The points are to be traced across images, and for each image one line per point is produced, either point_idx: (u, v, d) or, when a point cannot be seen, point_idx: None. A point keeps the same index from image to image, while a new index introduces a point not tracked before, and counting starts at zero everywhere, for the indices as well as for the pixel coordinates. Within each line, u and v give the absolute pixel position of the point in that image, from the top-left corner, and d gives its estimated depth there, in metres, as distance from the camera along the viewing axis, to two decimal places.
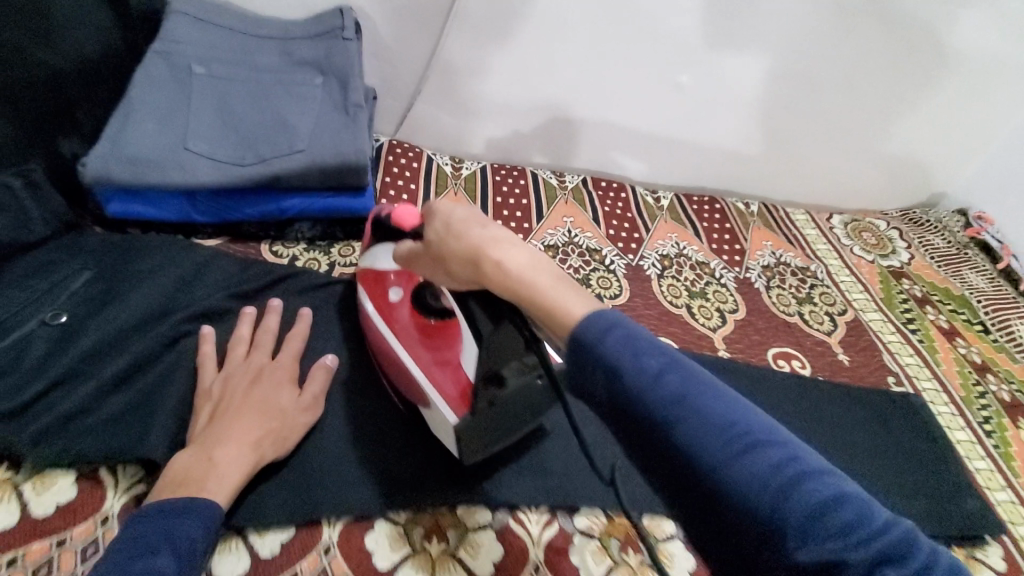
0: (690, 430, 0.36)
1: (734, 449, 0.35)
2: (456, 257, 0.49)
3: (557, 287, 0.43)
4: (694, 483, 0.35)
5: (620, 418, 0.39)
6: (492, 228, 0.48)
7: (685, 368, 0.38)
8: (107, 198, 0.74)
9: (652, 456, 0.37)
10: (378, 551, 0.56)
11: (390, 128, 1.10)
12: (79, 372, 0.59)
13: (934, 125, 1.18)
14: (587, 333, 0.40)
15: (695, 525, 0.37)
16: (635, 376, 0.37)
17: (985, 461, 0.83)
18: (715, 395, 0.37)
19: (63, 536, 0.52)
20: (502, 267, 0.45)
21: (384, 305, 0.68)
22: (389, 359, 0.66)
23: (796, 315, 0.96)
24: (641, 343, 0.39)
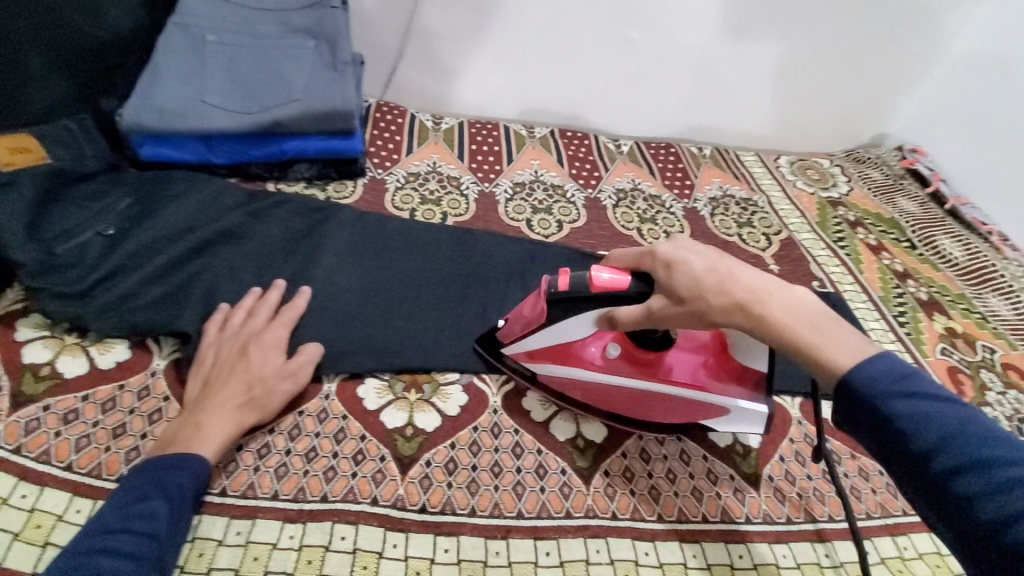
0: (975, 483, 0.42)
1: (1022, 509, 0.39)
2: (720, 310, 0.54)
3: (821, 335, 0.50)
4: (981, 524, 0.41)
5: (904, 465, 0.46)
6: (747, 275, 0.54)
7: (971, 433, 0.43)
8: (140, 142, 0.89)
9: (937, 502, 0.44)
10: (367, 397, 0.71)
11: (377, 91, 1.24)
12: (126, 268, 0.75)
13: (869, 70, 1.29)
14: (873, 390, 0.46)
15: (979, 561, 0.42)
16: (915, 427, 0.44)
17: (896, 344, 0.96)
18: (996, 451, 0.42)
19: (123, 383, 0.68)
20: (773, 321, 0.52)
21: (598, 365, 0.68)
22: (644, 400, 0.69)
23: (735, 236, 1.10)
24: (927, 406, 0.45)
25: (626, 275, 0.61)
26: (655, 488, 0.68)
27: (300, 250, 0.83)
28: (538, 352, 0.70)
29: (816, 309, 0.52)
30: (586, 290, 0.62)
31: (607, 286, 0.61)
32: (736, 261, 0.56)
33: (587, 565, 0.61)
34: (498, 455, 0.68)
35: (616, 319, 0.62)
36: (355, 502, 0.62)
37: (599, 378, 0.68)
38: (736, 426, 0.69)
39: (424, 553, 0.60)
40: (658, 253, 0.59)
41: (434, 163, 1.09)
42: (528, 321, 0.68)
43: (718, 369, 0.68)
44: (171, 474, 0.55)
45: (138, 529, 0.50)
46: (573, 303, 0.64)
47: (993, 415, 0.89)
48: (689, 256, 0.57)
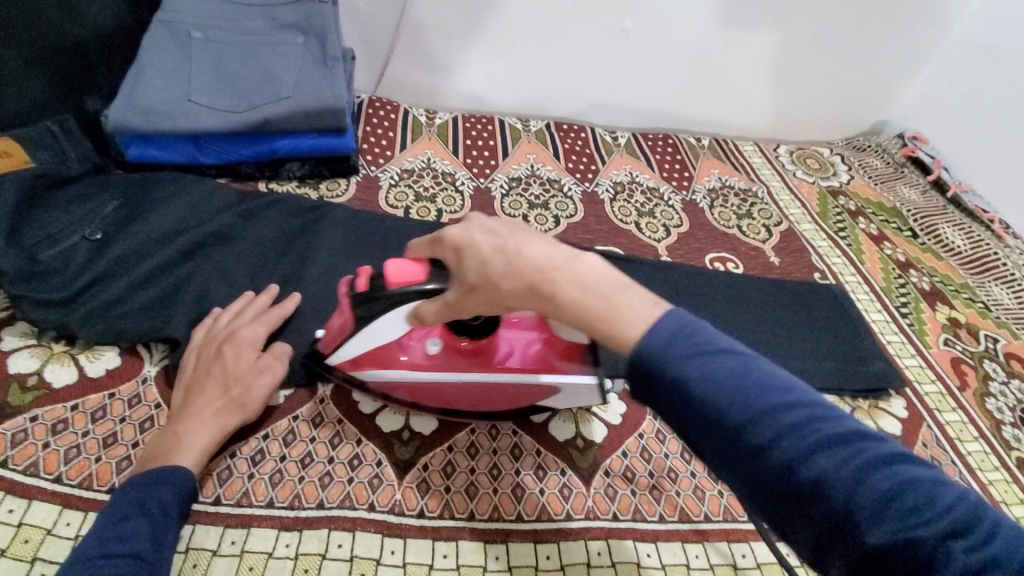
0: (763, 434, 0.35)
1: (806, 449, 0.34)
2: (511, 294, 0.45)
3: (610, 298, 0.42)
4: (771, 478, 0.35)
5: (693, 429, 0.38)
6: (534, 250, 0.45)
7: (754, 377, 0.38)
8: (127, 144, 0.88)
9: (730, 463, 0.37)
10: (363, 400, 0.70)
11: (370, 87, 1.22)
12: (114, 273, 0.74)
13: (868, 58, 1.28)
14: (657, 352, 0.39)
15: (775, 515, 0.36)
16: (700, 386, 0.37)
17: (898, 336, 0.95)
18: (778, 395, 0.37)
19: (113, 391, 0.67)
20: (560, 298, 0.43)
21: (423, 363, 0.63)
22: (481, 390, 0.64)
23: (734, 228, 1.08)
24: (712, 361, 0.38)
25: (418, 265, 0.55)
26: (657, 488, 0.67)
27: (292, 251, 0.82)
28: (358, 359, 0.64)
29: (602, 271, 0.44)
30: (383, 284, 0.57)
31: (401, 280, 0.55)
32: (527, 233, 0.46)
33: (588, 568, 0.60)
34: (497, 457, 0.67)
35: (417, 315, 0.55)
36: (352, 509, 0.61)
37: (423, 376, 0.63)
38: (580, 400, 0.66)
39: (422, 559, 0.59)
40: (446, 238, 0.51)
41: (428, 159, 1.08)
42: (340, 329, 0.64)
43: (549, 348, 0.63)
44: (153, 491, 0.54)
45: (119, 551, 0.48)
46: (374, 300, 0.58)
47: (998, 406, 0.88)
48: (477, 236, 0.48)
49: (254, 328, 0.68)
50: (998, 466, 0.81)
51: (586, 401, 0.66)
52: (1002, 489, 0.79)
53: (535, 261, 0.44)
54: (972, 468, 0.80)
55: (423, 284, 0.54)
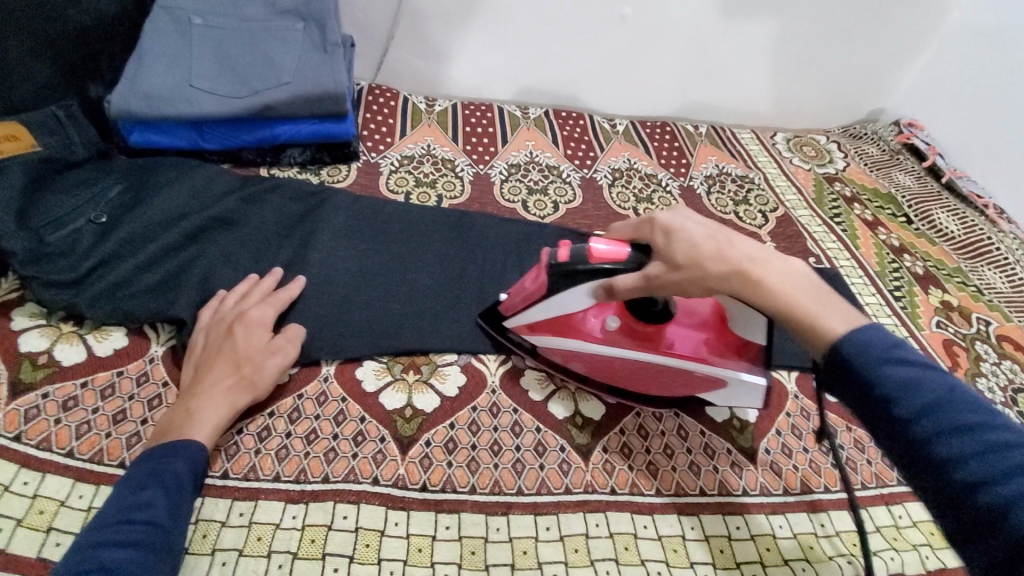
0: (957, 446, 0.40)
1: (1000, 469, 0.38)
2: (718, 277, 0.53)
3: (815, 302, 0.50)
4: (961, 492, 0.39)
5: (883, 431, 0.44)
6: (746, 245, 0.54)
7: (956, 398, 0.42)
8: (131, 129, 0.89)
9: (915, 469, 0.42)
10: (366, 378, 0.71)
11: (369, 74, 1.22)
12: (120, 255, 0.75)
13: (866, 45, 1.28)
14: (862, 357, 0.45)
15: (954, 529, 0.41)
16: (901, 393, 0.43)
17: (891, 318, 0.97)
18: (980, 419, 0.41)
19: (121, 369, 0.68)
20: (766, 286, 0.51)
21: (596, 337, 0.68)
22: (641, 372, 0.68)
23: (731, 214, 1.09)
24: (920, 374, 0.43)
25: (622, 245, 0.60)
26: (654, 463, 0.69)
27: (295, 235, 0.83)
28: (538, 322, 0.69)
29: (806, 280, 0.52)
30: (582, 259, 0.62)
31: (605, 256, 0.60)
32: (735, 233, 0.55)
33: (586, 539, 0.62)
34: (498, 434, 0.68)
35: (611, 289, 0.60)
36: (357, 482, 0.62)
37: (598, 349, 0.67)
38: (736, 401, 0.68)
39: (426, 530, 0.60)
40: (658, 221, 0.59)
41: (428, 146, 1.09)
42: (529, 293, 0.68)
43: (717, 344, 0.66)
44: (167, 463, 0.56)
45: (136, 518, 0.51)
46: (573, 273, 0.63)
47: (988, 386, 0.90)
48: (690, 224, 0.57)
49: (261, 308, 0.70)
50: None
51: (737, 402, 0.68)
52: None
53: (744, 253, 0.54)
54: None
55: (626, 261, 0.60)
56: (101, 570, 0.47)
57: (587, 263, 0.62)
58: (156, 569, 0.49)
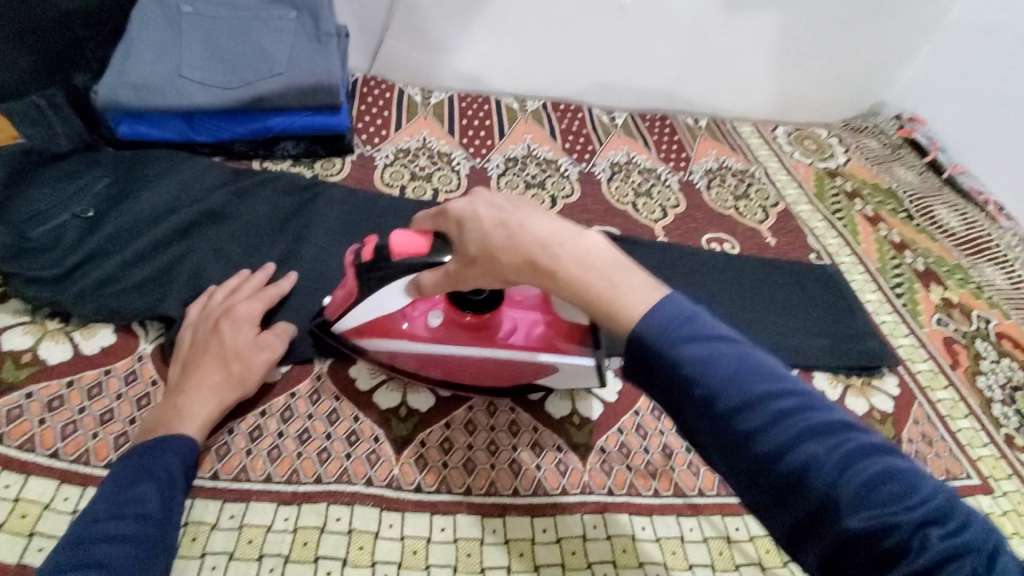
0: (755, 421, 0.37)
1: (793, 438, 0.36)
2: (511, 267, 0.47)
3: (607, 282, 0.43)
4: (762, 467, 0.37)
5: (683, 414, 0.40)
6: (533, 225, 0.46)
7: (751, 366, 0.39)
8: (118, 121, 0.86)
9: (717, 447, 0.39)
10: (360, 377, 0.70)
11: (364, 65, 1.20)
12: (106, 250, 0.73)
13: (868, 37, 1.26)
14: (657, 335, 0.40)
15: (755, 499, 0.39)
16: (698, 372, 0.38)
17: (891, 315, 0.96)
18: (774, 386, 0.38)
19: (108, 367, 0.66)
20: (560, 273, 0.44)
21: (422, 335, 0.64)
22: (478, 364, 0.65)
23: (731, 209, 1.08)
24: (708, 347, 0.39)
25: (420, 236, 0.55)
26: (652, 463, 0.68)
27: (286, 229, 0.81)
28: (361, 326, 0.65)
29: (602, 249, 0.45)
30: (385, 254, 0.58)
31: (403, 251, 0.56)
32: (530, 209, 0.48)
33: (584, 541, 0.61)
34: (494, 434, 0.67)
35: (417, 286, 0.57)
36: (351, 484, 0.61)
37: (427, 348, 0.64)
38: (577, 381, 0.66)
39: (421, 532, 0.59)
40: (450, 211, 0.52)
41: (424, 138, 1.07)
42: (348, 293, 0.64)
43: (548, 327, 0.63)
44: (160, 458, 0.54)
45: (127, 513, 0.50)
46: (377, 270, 0.59)
47: (988, 384, 0.89)
48: (480, 209, 0.49)
49: (251, 304, 0.68)
50: (987, 442, 0.82)
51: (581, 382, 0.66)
52: (991, 464, 0.80)
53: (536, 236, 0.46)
54: (961, 444, 0.81)
55: (422, 258, 0.55)
56: (92, 566, 0.46)
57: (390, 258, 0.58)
58: (151, 565, 0.48)
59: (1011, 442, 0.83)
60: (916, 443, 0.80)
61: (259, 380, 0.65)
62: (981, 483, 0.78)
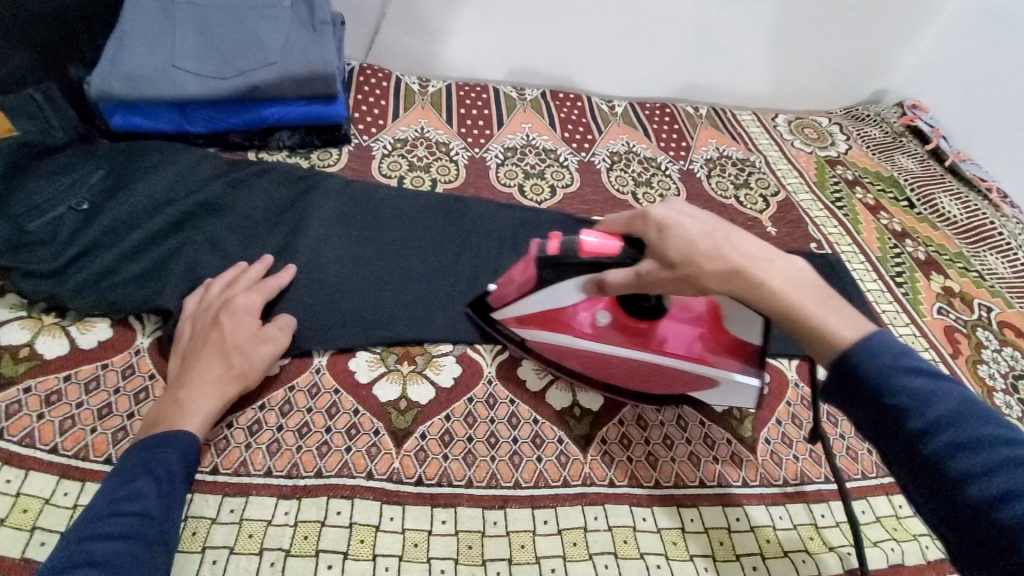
0: (970, 460, 0.40)
1: (1014, 485, 0.39)
2: (713, 276, 0.51)
3: (823, 306, 0.48)
4: (977, 507, 0.40)
5: (893, 442, 0.44)
6: (746, 245, 0.52)
7: (972, 409, 0.42)
8: (112, 112, 0.85)
9: (927, 481, 0.42)
10: (359, 369, 0.70)
11: (360, 54, 1.18)
12: (102, 244, 0.72)
13: (871, 23, 1.25)
14: (873, 367, 0.44)
15: (964, 535, 0.41)
16: (915, 406, 0.42)
17: (892, 304, 0.96)
18: (995, 435, 0.41)
19: (106, 362, 0.66)
20: (768, 287, 0.50)
21: (585, 332, 0.67)
22: (632, 368, 0.68)
23: (732, 198, 1.07)
24: (930, 385, 0.43)
25: (613, 239, 0.58)
26: (653, 454, 0.68)
27: (284, 221, 0.81)
28: (527, 317, 0.69)
29: (810, 277, 0.51)
30: (569, 254, 0.61)
31: (594, 250, 0.59)
32: (732, 228, 0.53)
33: (585, 532, 0.61)
34: (494, 426, 0.67)
35: (601, 284, 0.59)
36: (350, 477, 0.61)
37: (588, 345, 0.67)
38: (728, 399, 0.68)
39: (422, 525, 0.59)
40: (650, 216, 0.56)
41: (422, 128, 1.06)
42: (518, 284, 0.67)
43: (712, 343, 0.66)
44: (158, 454, 0.54)
45: (128, 509, 0.49)
46: (560, 266, 0.62)
47: (989, 373, 0.89)
48: (683, 221, 0.54)
49: (248, 296, 0.67)
50: None
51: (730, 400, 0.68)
52: None
53: (743, 253, 0.52)
54: None
55: (617, 257, 0.58)
56: (90, 563, 0.46)
57: (578, 257, 0.60)
58: (150, 562, 0.48)
59: None
60: None
61: (259, 373, 0.65)
62: None
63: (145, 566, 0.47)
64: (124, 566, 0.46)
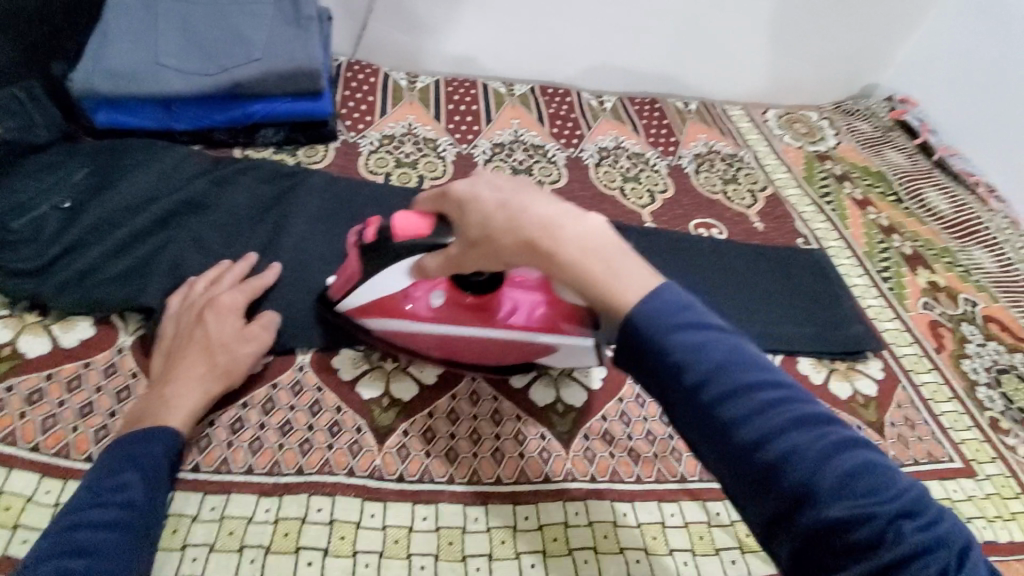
0: (739, 410, 0.38)
1: (775, 429, 0.37)
2: (509, 250, 0.46)
3: (603, 271, 0.42)
4: (746, 457, 0.37)
5: (669, 398, 0.40)
6: (537, 207, 0.45)
7: (739, 357, 0.39)
8: (95, 109, 0.85)
9: (703, 437, 0.39)
10: (342, 367, 0.70)
11: (348, 49, 1.17)
12: (85, 242, 0.72)
13: (861, 16, 1.25)
14: (650, 322, 0.40)
15: (734, 490, 0.39)
16: (688, 360, 0.39)
17: (878, 299, 0.96)
18: (762, 379, 0.39)
19: (88, 360, 0.66)
20: (559, 258, 0.43)
21: (426, 315, 0.65)
22: (478, 343, 0.66)
23: (720, 193, 1.07)
24: (702, 337, 0.39)
25: (423, 218, 0.57)
26: (635, 450, 0.68)
27: (268, 219, 0.80)
28: (366, 306, 0.66)
29: (601, 233, 0.44)
30: (387, 236, 0.60)
31: (404, 231, 0.58)
32: (532, 193, 0.46)
33: (565, 528, 0.62)
34: (477, 423, 0.67)
35: (422, 265, 0.58)
36: (332, 474, 0.61)
37: (432, 327, 0.65)
38: (576, 359, 0.68)
39: (403, 521, 0.60)
40: (453, 193, 0.51)
41: (409, 124, 1.05)
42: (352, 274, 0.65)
43: (550, 309, 0.64)
44: (145, 447, 0.54)
45: (113, 500, 0.50)
46: (387, 251, 0.60)
47: (973, 367, 0.89)
48: (482, 193, 0.48)
49: (233, 294, 0.67)
50: (970, 425, 0.83)
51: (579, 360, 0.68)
52: (974, 447, 0.81)
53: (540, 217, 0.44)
54: (944, 427, 0.82)
55: (429, 237, 0.56)
56: (74, 552, 0.46)
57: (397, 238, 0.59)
58: (134, 553, 0.48)
59: (994, 425, 0.83)
60: (899, 426, 0.81)
61: (244, 371, 0.65)
62: (964, 467, 0.78)
63: (129, 557, 0.48)
64: (104, 556, 0.47)
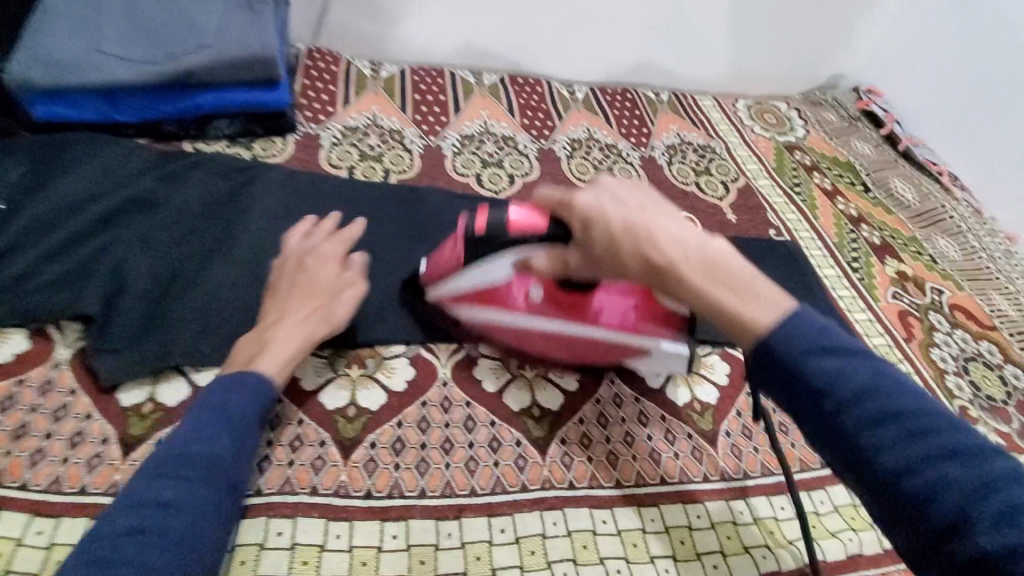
0: (882, 437, 0.41)
1: (922, 458, 0.40)
2: (636, 272, 0.51)
3: (739, 297, 0.46)
4: (890, 483, 0.41)
5: (809, 421, 0.44)
6: (671, 226, 0.50)
7: (880, 381, 0.43)
8: (30, 102, 0.78)
9: (845, 462, 0.43)
10: (305, 376, 0.66)
11: (307, 35, 1.11)
12: (17, 246, 0.66)
13: (827, 6, 1.25)
14: (786, 346, 0.44)
15: (881, 515, 0.42)
16: (831, 387, 0.43)
17: (848, 290, 0.96)
18: (905, 406, 0.42)
19: (21, 377, 0.61)
20: (684, 280, 0.48)
21: (520, 306, 0.68)
22: (566, 340, 0.69)
23: (692, 185, 1.06)
24: (844, 362, 0.43)
25: (541, 217, 0.59)
26: (613, 453, 0.66)
27: (222, 218, 0.75)
28: (462, 292, 0.68)
29: (731, 258, 0.48)
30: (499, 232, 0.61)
31: (521, 226, 0.59)
32: (661, 213, 0.51)
33: (543, 540, 0.60)
34: (449, 431, 0.65)
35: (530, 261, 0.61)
36: (294, 493, 0.58)
37: (525, 320, 0.68)
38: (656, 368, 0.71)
39: (371, 541, 0.57)
40: (576, 205, 0.54)
41: (373, 116, 1.00)
42: (449, 263, 0.66)
43: (642, 315, 0.67)
44: (233, 398, 0.54)
45: (195, 451, 0.49)
46: (494, 243, 0.61)
47: (941, 356, 0.91)
48: (608, 207, 0.52)
49: (331, 245, 0.69)
50: None
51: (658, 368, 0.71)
52: None
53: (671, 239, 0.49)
54: None
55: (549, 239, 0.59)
56: (150, 505, 0.46)
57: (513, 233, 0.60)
58: (209, 508, 0.48)
59: (963, 413, 0.85)
60: None
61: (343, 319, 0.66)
62: None
63: (203, 513, 0.47)
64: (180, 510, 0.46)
